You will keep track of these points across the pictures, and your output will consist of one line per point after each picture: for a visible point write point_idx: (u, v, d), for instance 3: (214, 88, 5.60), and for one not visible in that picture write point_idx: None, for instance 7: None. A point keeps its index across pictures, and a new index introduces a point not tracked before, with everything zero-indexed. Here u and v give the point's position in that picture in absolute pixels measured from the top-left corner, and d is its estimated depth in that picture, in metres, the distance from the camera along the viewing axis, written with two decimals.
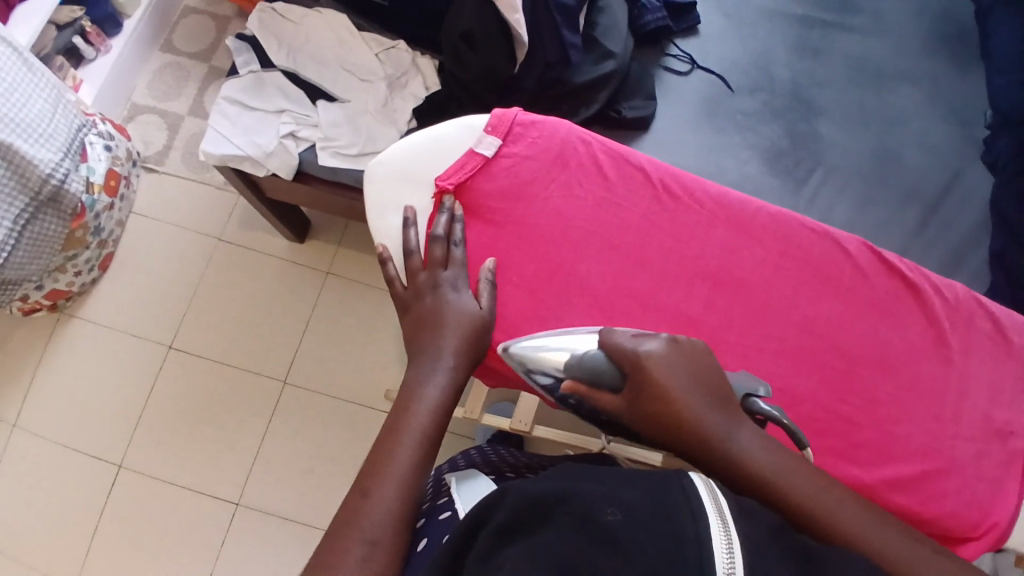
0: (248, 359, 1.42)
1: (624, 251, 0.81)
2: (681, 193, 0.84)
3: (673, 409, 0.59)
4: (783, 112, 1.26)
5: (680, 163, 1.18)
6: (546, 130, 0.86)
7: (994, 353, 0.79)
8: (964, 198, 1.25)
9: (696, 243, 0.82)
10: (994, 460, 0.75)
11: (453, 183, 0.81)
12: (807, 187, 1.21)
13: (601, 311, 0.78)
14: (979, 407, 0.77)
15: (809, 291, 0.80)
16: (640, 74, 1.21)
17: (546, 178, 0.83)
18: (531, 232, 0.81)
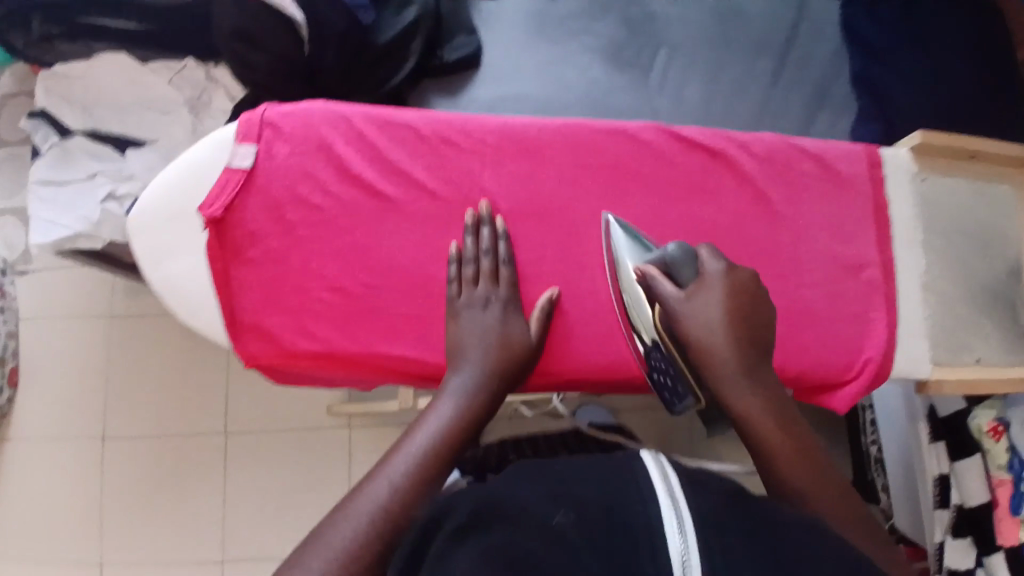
0: (185, 422, 1.39)
1: (421, 216, 0.78)
2: (458, 140, 0.80)
3: (722, 314, 0.63)
4: (611, 4, 1.21)
5: (520, 92, 1.14)
6: (298, 120, 0.79)
7: (823, 191, 0.77)
8: (816, 28, 1.21)
9: (489, 185, 0.79)
10: (846, 294, 0.75)
11: (219, 209, 0.76)
12: (655, 73, 1.18)
13: (415, 285, 0.76)
14: (820, 247, 0.76)
15: (615, 196, 0.78)
16: (454, 13, 1.15)
17: (319, 171, 0.79)
18: (326, 231, 0.77)
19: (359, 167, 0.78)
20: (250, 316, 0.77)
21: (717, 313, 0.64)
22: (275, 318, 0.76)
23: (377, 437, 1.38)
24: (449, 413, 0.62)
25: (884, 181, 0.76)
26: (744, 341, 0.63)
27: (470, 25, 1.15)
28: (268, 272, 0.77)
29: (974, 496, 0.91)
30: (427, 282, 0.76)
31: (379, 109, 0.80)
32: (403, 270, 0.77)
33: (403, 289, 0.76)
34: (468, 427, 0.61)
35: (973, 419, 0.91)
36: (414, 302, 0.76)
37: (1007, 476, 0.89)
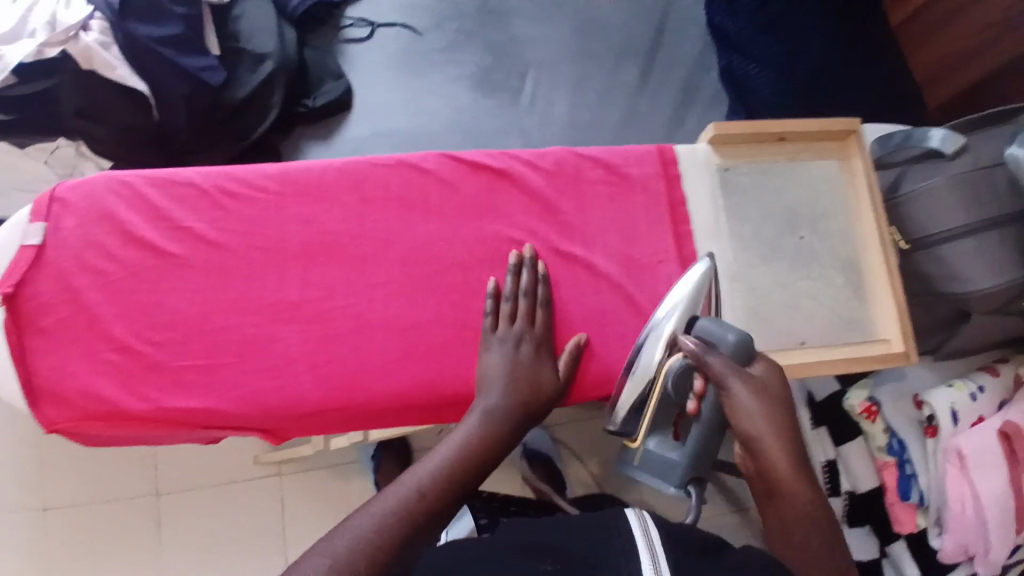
0: (117, 490, 1.38)
1: (206, 266, 0.66)
2: (235, 181, 0.68)
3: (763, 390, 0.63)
4: (477, 31, 1.23)
5: (391, 127, 1.15)
6: (79, 189, 0.68)
7: (614, 195, 0.73)
8: (678, 32, 1.25)
9: (274, 223, 0.67)
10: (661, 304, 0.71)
11: (11, 285, 0.65)
12: (525, 93, 1.20)
13: (203, 342, 0.64)
14: (630, 262, 0.72)
15: (418, 234, 0.68)
16: (318, 57, 1.16)
17: (98, 244, 0.67)
18: (112, 307, 0.66)
19: (139, 224, 0.67)
20: (44, 392, 0.64)
21: (756, 391, 0.63)
22: (71, 397, 0.63)
23: (309, 480, 1.41)
24: (472, 427, 0.61)
25: (680, 183, 0.74)
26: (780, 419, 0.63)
27: (335, 66, 1.16)
28: (65, 350, 0.65)
29: (863, 481, 0.92)
30: (227, 336, 0.64)
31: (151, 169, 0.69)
32: (198, 327, 0.65)
33: (199, 349, 0.64)
34: (483, 452, 0.59)
35: (848, 400, 0.91)
36: (209, 358, 0.64)
37: (890, 458, 0.91)
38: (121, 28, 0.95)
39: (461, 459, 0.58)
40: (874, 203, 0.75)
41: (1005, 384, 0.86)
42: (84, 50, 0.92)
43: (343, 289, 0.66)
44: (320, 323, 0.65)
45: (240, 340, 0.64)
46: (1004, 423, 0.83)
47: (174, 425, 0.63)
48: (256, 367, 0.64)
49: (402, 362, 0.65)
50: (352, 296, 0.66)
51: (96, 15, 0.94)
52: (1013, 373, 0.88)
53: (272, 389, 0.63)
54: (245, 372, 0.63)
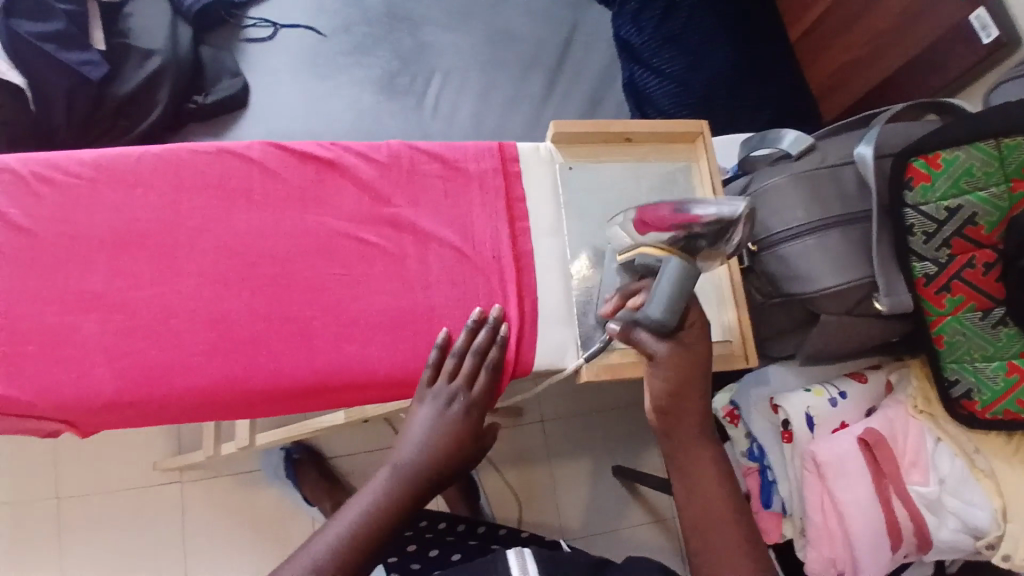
0: (5, 499, 1.32)
1: (20, 255, 0.68)
2: (62, 171, 0.70)
3: (689, 365, 0.64)
4: (385, 36, 1.22)
5: (289, 130, 1.14)
6: None
7: (450, 191, 0.75)
8: (586, 44, 1.26)
9: (96, 214, 0.69)
10: (482, 292, 0.72)
11: None
12: (429, 98, 1.19)
13: (3, 328, 0.65)
14: (455, 252, 0.73)
15: (234, 220, 0.71)
16: (216, 57, 1.14)
17: None
18: None
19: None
20: None
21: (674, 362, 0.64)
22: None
23: (209, 490, 1.37)
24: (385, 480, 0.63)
25: (515, 178, 0.76)
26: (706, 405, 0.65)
27: (234, 65, 1.15)
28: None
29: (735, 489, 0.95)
30: (34, 322, 0.66)
31: None
32: (5, 313, 0.66)
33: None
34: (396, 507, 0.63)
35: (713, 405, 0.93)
36: (8, 345, 0.65)
37: (752, 464, 0.91)
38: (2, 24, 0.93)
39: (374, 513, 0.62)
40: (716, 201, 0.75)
41: (870, 391, 0.88)
42: None
43: (157, 279, 0.69)
44: (126, 313, 0.67)
45: (46, 327, 0.66)
46: (864, 429, 0.83)
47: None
48: (56, 354, 0.65)
49: (205, 352, 0.67)
50: (163, 287, 0.68)
51: None
52: (884, 380, 0.89)
53: (72, 377, 0.65)
54: (46, 357, 0.65)
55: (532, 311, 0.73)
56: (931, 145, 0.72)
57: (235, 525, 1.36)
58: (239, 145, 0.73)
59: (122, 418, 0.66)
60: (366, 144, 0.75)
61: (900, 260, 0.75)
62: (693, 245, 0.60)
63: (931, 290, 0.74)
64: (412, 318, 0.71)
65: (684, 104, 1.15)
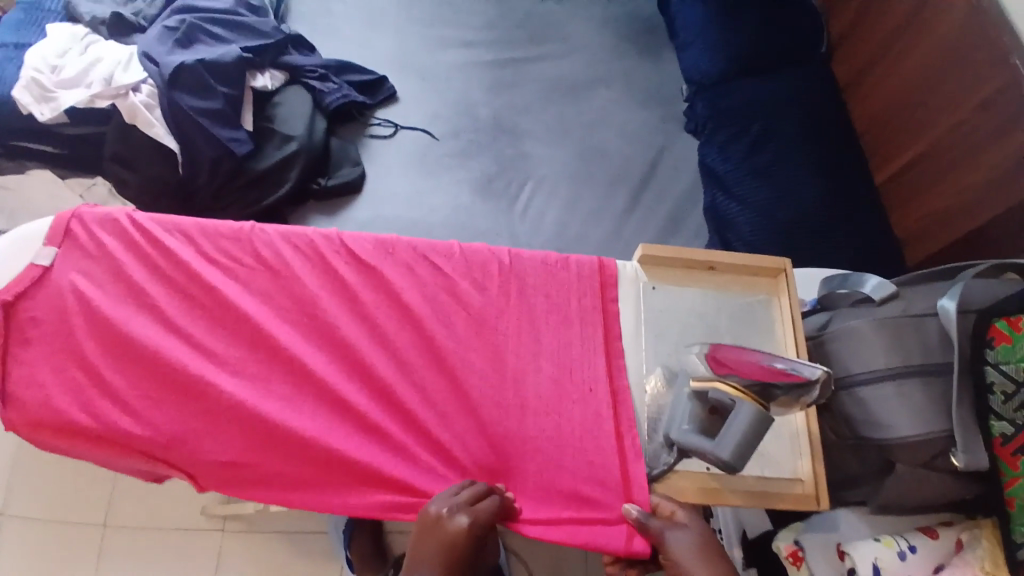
0: (68, 514, 1.39)
1: (151, 299, 0.73)
2: (206, 228, 0.76)
3: (704, 550, 0.68)
4: (488, 144, 1.36)
5: (392, 216, 1.27)
6: (82, 224, 0.75)
7: (570, 309, 0.78)
8: (672, 164, 1.33)
9: (225, 271, 0.75)
10: (591, 411, 0.74)
11: (12, 294, 0.71)
12: (520, 201, 1.29)
13: (157, 386, 0.70)
14: (570, 370, 0.76)
15: (371, 312, 0.76)
16: (342, 147, 1.32)
17: (92, 276, 0.73)
18: (100, 333, 0.71)
19: (105, 248, 0.74)
20: (20, 401, 0.69)
21: (695, 547, 0.68)
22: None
23: (248, 546, 1.39)
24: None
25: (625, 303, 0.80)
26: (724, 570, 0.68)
27: (356, 155, 1.32)
28: (13, 347, 0.70)
29: None
30: (152, 363, 0.70)
31: (151, 216, 0.76)
32: (130, 350, 0.71)
33: (119, 369, 0.70)
34: None
35: (778, 543, 0.90)
36: (159, 401, 0.70)
37: None
38: (168, 96, 1.07)
39: None
40: (795, 343, 0.77)
41: (942, 549, 0.82)
42: (130, 107, 1.05)
43: (285, 351, 0.73)
44: (267, 388, 0.72)
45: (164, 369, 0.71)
46: None
47: (73, 432, 0.69)
48: (171, 396, 0.70)
49: (305, 416, 0.72)
50: (274, 348, 0.73)
51: (149, 81, 1.08)
52: (954, 539, 0.83)
53: (182, 422, 0.70)
54: (193, 418, 0.70)
55: (615, 424, 0.74)
56: (1010, 308, 0.74)
57: None
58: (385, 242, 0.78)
59: (212, 471, 0.70)
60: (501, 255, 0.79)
61: (979, 419, 0.74)
62: (770, 392, 0.61)
63: (1008, 451, 0.73)
64: (496, 412, 0.73)
65: (764, 234, 1.19)
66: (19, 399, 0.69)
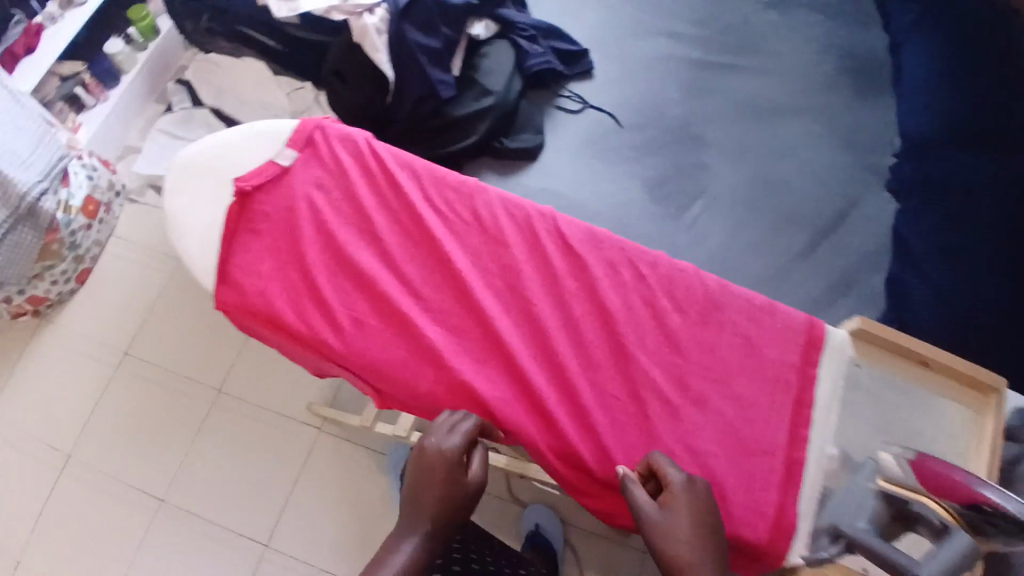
0: (190, 371, 1.51)
1: (364, 225, 0.74)
2: (429, 170, 0.76)
3: (694, 532, 0.59)
4: (669, 146, 1.30)
5: (561, 193, 1.26)
6: (324, 134, 0.78)
7: (774, 368, 0.70)
8: (862, 222, 1.22)
9: (437, 219, 0.74)
10: (761, 483, 0.67)
11: (251, 184, 0.75)
12: (688, 214, 1.24)
13: (343, 309, 0.71)
14: (754, 433, 0.68)
15: (563, 303, 0.71)
16: (530, 112, 1.31)
17: (318, 187, 0.76)
18: (306, 242, 0.73)
19: (335, 165, 0.76)
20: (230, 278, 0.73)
21: (682, 522, 0.59)
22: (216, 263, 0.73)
23: (326, 456, 1.46)
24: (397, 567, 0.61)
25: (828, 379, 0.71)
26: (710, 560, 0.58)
27: (541, 124, 1.31)
28: (242, 232, 0.74)
29: None
30: (360, 286, 0.72)
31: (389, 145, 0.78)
32: (339, 264, 0.73)
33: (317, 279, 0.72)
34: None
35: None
36: (339, 323, 0.70)
37: None
38: (397, 25, 1.09)
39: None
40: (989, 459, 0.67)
41: None
42: (361, 28, 1.07)
43: (469, 314, 0.71)
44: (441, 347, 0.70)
45: (361, 298, 0.71)
46: None
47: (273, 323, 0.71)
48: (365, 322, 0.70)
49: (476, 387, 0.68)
50: (466, 309, 0.71)
51: (381, 6, 1.09)
52: None
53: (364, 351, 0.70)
54: (364, 351, 0.69)
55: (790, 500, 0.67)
56: None
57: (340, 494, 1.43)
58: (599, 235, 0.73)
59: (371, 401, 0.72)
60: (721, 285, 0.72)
61: None
62: (982, 529, 0.58)
63: None
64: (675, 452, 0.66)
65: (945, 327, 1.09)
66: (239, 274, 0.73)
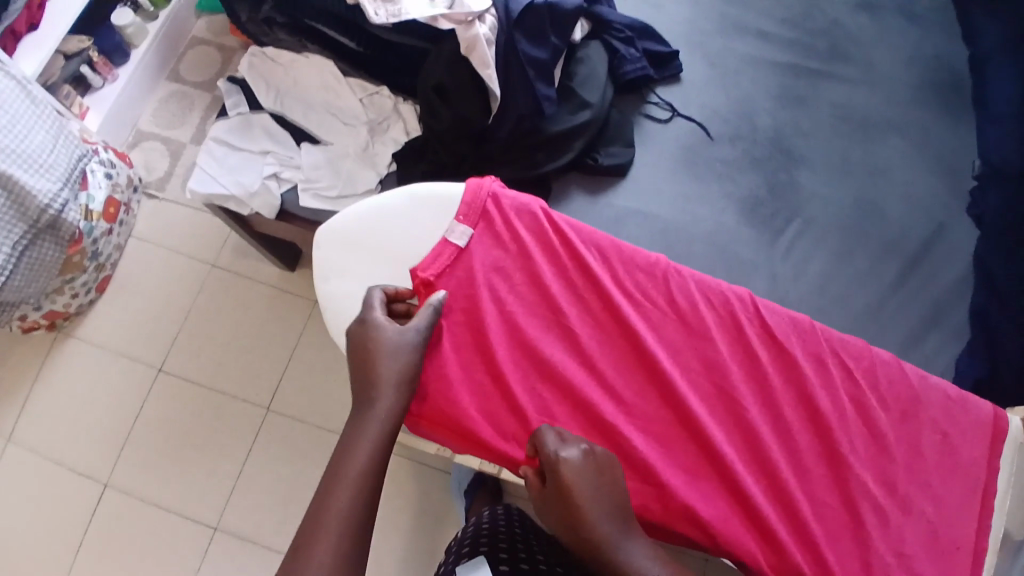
0: (233, 385, 1.44)
1: (588, 315, 0.87)
2: (650, 263, 0.89)
3: (590, 466, 0.73)
4: (762, 161, 1.26)
5: (655, 213, 1.20)
6: (516, 217, 0.91)
7: (951, 455, 0.81)
8: (949, 250, 1.22)
9: (656, 309, 0.87)
10: (942, 562, 0.77)
11: (429, 273, 0.87)
12: (784, 237, 1.21)
13: (557, 389, 0.83)
14: (931, 514, 0.79)
15: (757, 384, 0.84)
16: (620, 123, 1.24)
17: (512, 271, 0.88)
18: (506, 323, 0.86)
19: (563, 255, 0.89)
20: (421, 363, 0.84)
21: (575, 456, 0.73)
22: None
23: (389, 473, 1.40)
24: (370, 449, 0.74)
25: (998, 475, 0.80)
26: (606, 489, 0.72)
27: (631, 136, 1.24)
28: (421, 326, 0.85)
29: None
30: (540, 369, 0.84)
31: (587, 230, 0.91)
32: (538, 364, 0.84)
33: (533, 379, 0.84)
34: (371, 470, 0.73)
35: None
36: (545, 400, 0.83)
37: None
38: (507, 35, 0.99)
39: (364, 473, 0.72)
40: None
41: None
42: (471, 39, 0.95)
43: (671, 390, 0.83)
44: (645, 420, 0.83)
45: (570, 394, 0.83)
46: None
47: (482, 441, 0.81)
48: (574, 431, 0.81)
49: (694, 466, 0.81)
50: (661, 386, 0.84)
51: (490, 13, 0.98)
52: None
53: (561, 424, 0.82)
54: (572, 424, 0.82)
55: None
56: None
57: (401, 512, 1.38)
58: (795, 328, 0.86)
59: None
60: (917, 374, 0.84)
61: None
62: None
63: None
64: (873, 525, 0.78)
65: None
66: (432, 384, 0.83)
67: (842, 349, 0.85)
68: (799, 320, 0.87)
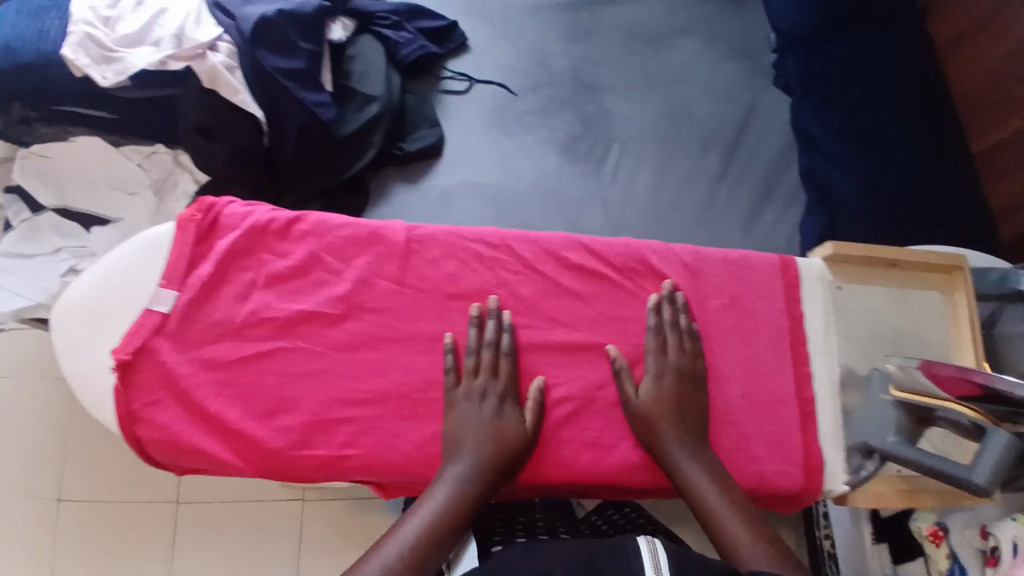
0: (136, 490, 1.37)
1: (365, 322, 0.80)
2: (389, 239, 0.82)
3: (687, 364, 0.80)
4: (569, 100, 1.27)
5: (478, 181, 1.18)
6: (222, 246, 0.79)
7: (745, 318, 0.84)
8: (764, 125, 1.28)
9: (410, 284, 0.81)
10: (764, 422, 0.81)
11: (129, 351, 0.74)
12: (608, 165, 1.22)
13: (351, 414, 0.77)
14: (743, 381, 0.82)
15: (552, 326, 0.82)
16: (418, 105, 1.22)
17: (229, 308, 0.78)
18: (246, 370, 0.77)
19: (292, 261, 0.81)
20: (163, 447, 0.75)
21: (676, 354, 0.80)
22: (132, 444, 0.75)
23: (322, 525, 1.36)
24: (458, 484, 0.71)
25: (800, 324, 0.84)
26: (687, 411, 0.78)
27: (433, 115, 1.22)
28: (145, 411, 0.74)
29: None
30: (359, 378, 0.78)
31: (309, 227, 0.82)
32: (342, 376, 0.78)
33: (319, 408, 0.76)
34: (452, 514, 0.69)
35: (914, 522, 0.94)
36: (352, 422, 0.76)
37: None
38: (250, 55, 0.95)
39: (440, 513, 0.69)
40: (976, 355, 0.85)
41: None
42: (209, 70, 0.93)
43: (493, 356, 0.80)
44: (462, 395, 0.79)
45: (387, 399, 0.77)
46: None
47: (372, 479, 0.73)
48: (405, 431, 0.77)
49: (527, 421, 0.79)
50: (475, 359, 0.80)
51: (224, 37, 0.95)
52: None
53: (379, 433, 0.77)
54: (394, 426, 0.77)
55: (803, 432, 0.81)
56: None
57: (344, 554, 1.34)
58: (562, 252, 0.84)
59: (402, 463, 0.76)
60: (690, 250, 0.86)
61: None
62: None
63: None
64: None
65: (868, 205, 1.16)
66: (193, 460, 0.75)
67: (611, 257, 0.85)
68: (560, 242, 0.85)
